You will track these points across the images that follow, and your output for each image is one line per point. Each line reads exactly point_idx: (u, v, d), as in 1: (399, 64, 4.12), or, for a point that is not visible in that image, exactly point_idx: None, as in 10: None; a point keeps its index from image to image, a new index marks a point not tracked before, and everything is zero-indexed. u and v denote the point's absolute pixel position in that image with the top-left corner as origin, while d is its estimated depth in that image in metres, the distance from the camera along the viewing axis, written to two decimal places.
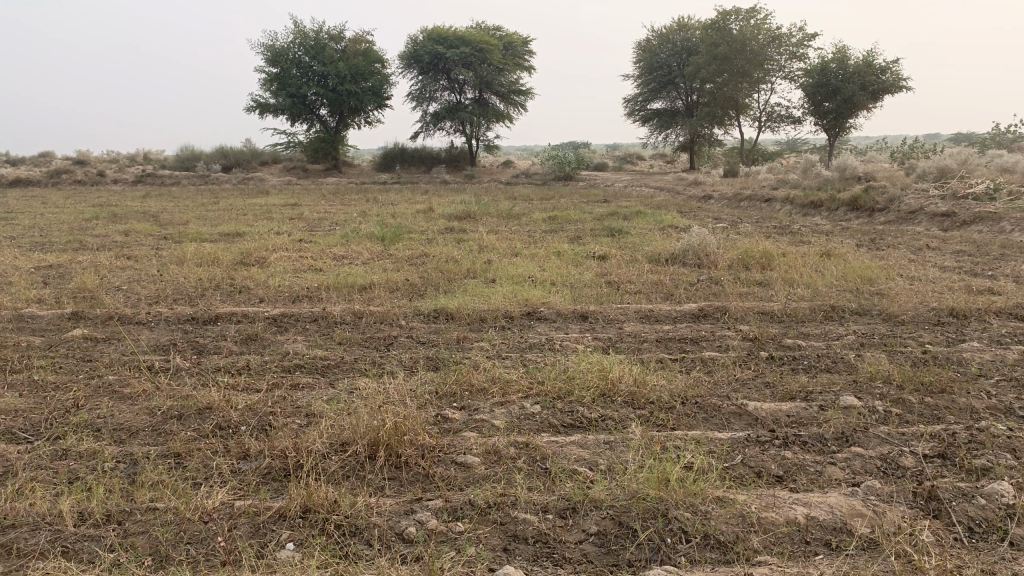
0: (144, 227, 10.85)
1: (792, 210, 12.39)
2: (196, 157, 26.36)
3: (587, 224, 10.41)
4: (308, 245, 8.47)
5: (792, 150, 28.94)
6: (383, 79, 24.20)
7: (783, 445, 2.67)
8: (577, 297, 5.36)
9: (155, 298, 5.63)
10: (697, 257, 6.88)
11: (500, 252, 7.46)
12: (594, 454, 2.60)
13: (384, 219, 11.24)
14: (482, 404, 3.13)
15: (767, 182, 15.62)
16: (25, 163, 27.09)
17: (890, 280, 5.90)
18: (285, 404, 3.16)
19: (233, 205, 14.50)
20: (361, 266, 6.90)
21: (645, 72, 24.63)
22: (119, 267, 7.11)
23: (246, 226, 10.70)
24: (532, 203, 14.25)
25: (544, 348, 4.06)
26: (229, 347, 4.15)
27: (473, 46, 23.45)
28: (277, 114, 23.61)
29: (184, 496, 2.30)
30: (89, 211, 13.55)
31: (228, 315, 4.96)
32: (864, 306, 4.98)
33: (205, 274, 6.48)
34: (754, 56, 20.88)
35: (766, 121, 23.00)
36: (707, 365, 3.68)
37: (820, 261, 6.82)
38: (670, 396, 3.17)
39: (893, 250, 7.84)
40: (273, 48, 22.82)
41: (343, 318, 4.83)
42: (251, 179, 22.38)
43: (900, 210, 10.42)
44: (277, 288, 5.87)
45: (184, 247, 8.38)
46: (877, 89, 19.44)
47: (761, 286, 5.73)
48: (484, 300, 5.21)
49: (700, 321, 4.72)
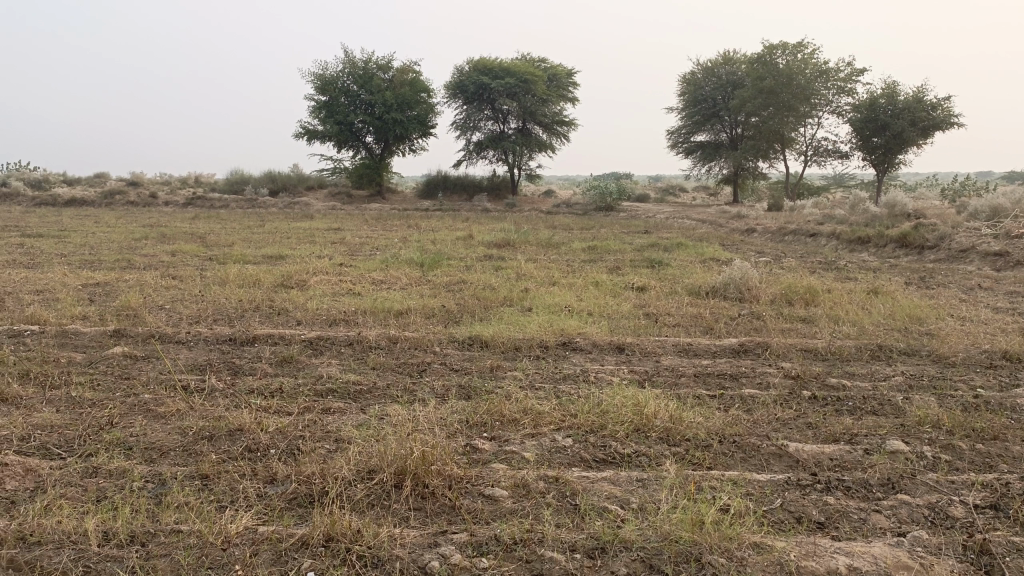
0: (191, 247, 11.07)
1: (838, 246, 12.15)
2: (245, 181, 26.95)
3: (627, 254, 10.33)
4: (348, 269, 8.55)
5: (838, 185, 28.50)
6: (428, 108, 24.54)
7: (825, 489, 2.56)
8: (614, 328, 5.28)
9: (196, 318, 5.70)
10: (739, 291, 6.75)
11: (538, 281, 7.42)
12: (626, 491, 2.52)
13: (424, 245, 11.30)
14: (513, 435, 3.07)
15: (813, 216, 15.38)
16: (82, 184, 27.99)
17: (940, 320, 5.71)
18: (315, 428, 3.14)
19: (278, 228, 14.74)
20: (399, 291, 6.91)
21: (689, 104, 24.57)
22: (164, 287, 7.24)
23: (289, 250, 10.84)
24: (572, 232, 14.22)
25: (579, 380, 3.99)
26: (263, 368, 4.16)
27: (518, 76, 23.68)
28: (324, 141, 24.07)
29: (208, 519, 2.28)
30: (139, 231, 13.89)
31: (266, 337, 4.99)
32: (912, 346, 4.81)
33: (246, 295, 6.56)
34: (800, 90, 20.69)
35: (812, 155, 22.72)
36: (747, 402, 3.57)
37: (866, 299, 6.64)
38: (707, 434, 3.07)
39: (943, 289, 7.61)
40: (323, 76, 23.33)
41: (378, 343, 4.83)
42: (297, 203, 22.78)
43: (951, 248, 10.14)
44: (315, 311, 5.91)
45: (227, 268, 8.51)
46: (927, 126, 19.09)
47: (804, 323, 5.58)
48: (519, 329, 5.16)
49: (740, 357, 4.61)
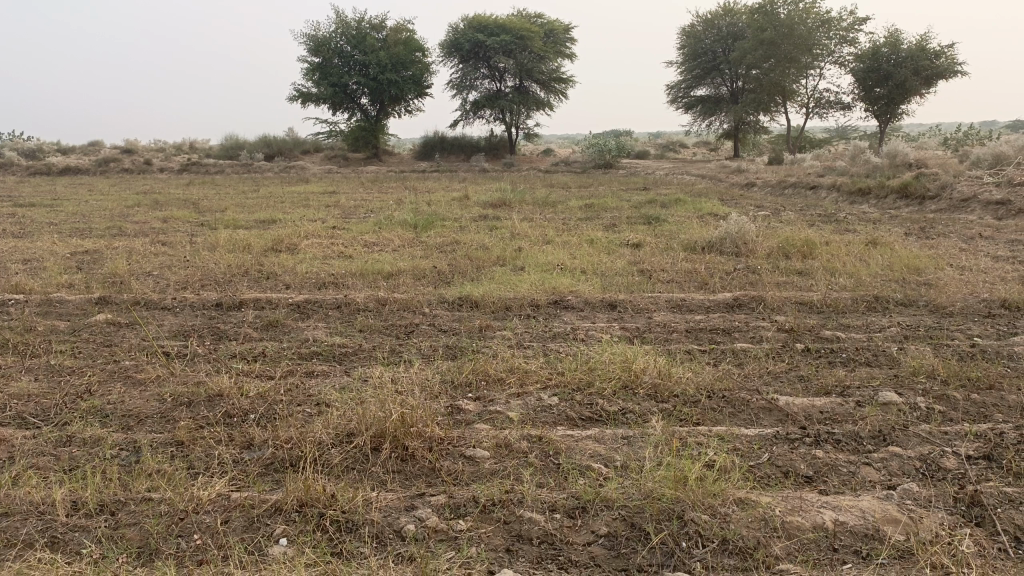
0: (184, 214, 10.96)
1: (838, 198, 12.00)
2: (240, 146, 26.71)
3: (624, 211, 10.21)
4: (340, 232, 8.45)
5: (840, 137, 28.14)
6: (423, 67, 24.15)
7: (814, 443, 2.49)
8: (607, 285, 5.19)
9: (183, 284, 5.62)
10: (735, 245, 6.64)
11: (532, 240, 7.31)
12: (610, 449, 2.46)
13: (419, 206, 11.17)
14: (498, 395, 3.00)
15: (813, 169, 15.18)
16: (76, 152, 27.78)
17: (939, 270, 5.61)
18: (298, 392, 3.08)
19: (272, 193, 14.59)
20: (391, 253, 6.82)
21: (689, 58, 24.16)
22: (154, 253, 7.16)
23: (283, 214, 10.73)
24: (570, 190, 14.06)
25: (568, 338, 3.92)
26: (248, 333, 4.09)
27: (513, 33, 23.24)
28: (318, 104, 23.76)
29: (180, 487, 2.23)
30: (133, 198, 13.76)
31: (253, 301, 4.91)
32: (909, 296, 4.73)
33: (235, 260, 6.47)
34: (802, 41, 20.28)
35: (813, 107, 22.39)
36: (738, 357, 3.50)
37: (864, 250, 6.54)
38: (695, 390, 3.01)
39: (943, 239, 7.49)
40: (315, 37, 22.90)
41: (367, 305, 4.75)
42: (293, 167, 22.58)
43: (952, 198, 10.00)
44: (304, 275, 5.82)
45: (219, 233, 8.41)
46: (931, 75, 18.75)
47: (801, 276, 5.49)
48: (511, 288, 5.08)
49: (734, 311, 4.53)
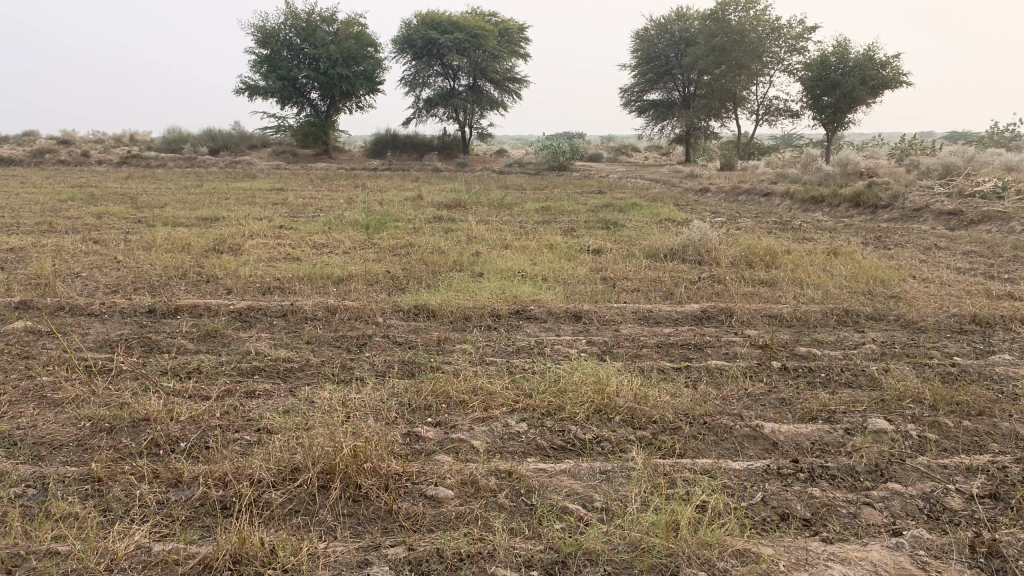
0: (120, 208, 10.40)
1: (792, 206, 12.03)
2: (184, 139, 25.82)
3: (582, 215, 10.01)
4: (288, 232, 8.05)
5: (788, 145, 28.57)
6: (375, 63, 23.67)
7: (809, 479, 2.29)
8: (571, 295, 4.96)
9: (115, 287, 5.19)
10: (698, 253, 6.49)
11: (489, 244, 7.04)
12: (588, 487, 2.21)
13: (370, 206, 10.81)
14: (460, 421, 2.73)
15: (766, 176, 15.23)
16: (7, 142, 26.45)
17: (904, 282, 5.52)
18: (236, 416, 2.76)
19: (216, 188, 14.02)
20: (341, 256, 6.48)
21: (642, 62, 24.17)
22: (85, 251, 6.68)
23: (226, 211, 10.25)
24: (524, 192, 13.87)
25: (533, 353, 3.67)
26: (183, 344, 3.73)
27: (467, 31, 22.92)
28: (266, 97, 23.08)
29: (92, 537, 1.90)
30: (66, 191, 13.07)
31: (190, 308, 4.54)
32: (879, 310, 4.60)
33: (173, 261, 6.05)
34: (752, 48, 20.44)
35: (763, 114, 22.62)
36: (714, 377, 3.30)
37: (827, 260, 6.44)
38: (673, 414, 2.79)
39: (900, 249, 7.47)
40: (263, 29, 22.23)
41: (315, 313, 4.43)
42: (239, 162, 21.88)
43: (905, 207, 10.05)
44: (248, 279, 5.46)
45: (157, 231, 7.94)
46: (876, 84, 19.05)
47: (767, 286, 5.34)
48: (469, 296, 4.80)
49: (703, 324, 4.34)
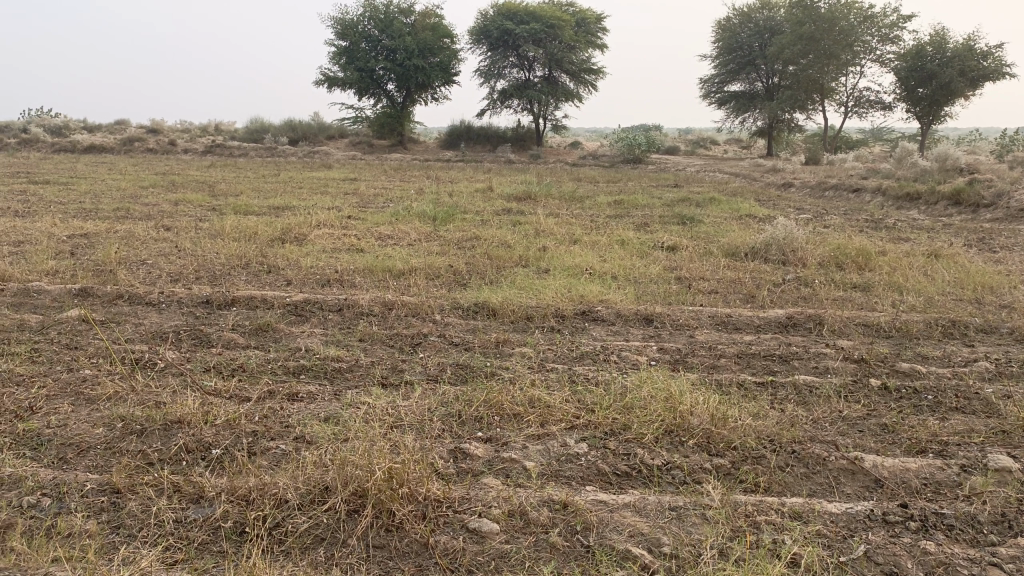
0: (196, 196, 10.54)
1: (884, 202, 11.31)
2: (264, 129, 26.34)
3: (656, 210, 9.60)
4: (354, 222, 7.95)
5: (876, 139, 27.17)
6: (451, 54, 23.58)
7: (921, 530, 1.93)
8: (642, 295, 4.62)
9: (176, 276, 5.12)
10: (782, 252, 6.04)
11: (558, 238, 6.75)
12: (655, 527, 1.91)
13: (440, 197, 10.64)
14: (513, 437, 2.45)
15: (855, 170, 14.44)
16: (102, 131, 27.61)
17: (1016, 290, 4.97)
18: (273, 421, 2.56)
19: (291, 177, 14.14)
20: (405, 247, 6.31)
21: (724, 52, 23.36)
22: (154, 238, 6.70)
23: (298, 200, 10.26)
24: (598, 185, 13.52)
25: (598, 360, 3.37)
26: (232, 339, 3.58)
27: (543, 22, 22.56)
28: (344, 88, 23.28)
29: (96, 563, 1.71)
30: (149, 179, 13.39)
31: (246, 299, 4.40)
32: (990, 322, 4.11)
33: (237, 250, 5.99)
34: (843, 37, 19.42)
35: (852, 106, 21.52)
36: (801, 396, 2.93)
37: (927, 263, 5.90)
38: (755, 440, 2.45)
39: (1008, 252, 6.82)
40: (343, 20, 22.42)
41: (372, 308, 4.23)
42: (316, 152, 22.16)
43: (1010, 206, 9.26)
44: (308, 270, 5.32)
45: (226, 219, 7.93)
46: (977, 76, 17.81)
47: (859, 291, 4.88)
48: (532, 294, 4.52)
49: (788, 332, 3.95)
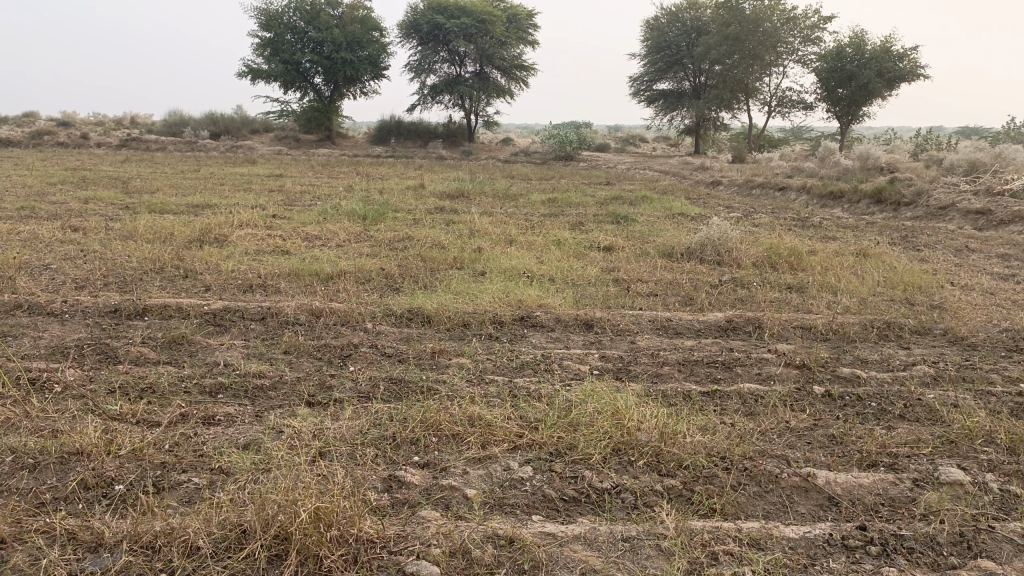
0: (109, 194, 9.96)
1: (809, 201, 11.56)
2: (184, 122, 25.34)
3: (590, 208, 9.54)
4: (280, 222, 7.62)
5: (798, 138, 27.98)
6: (380, 47, 23.10)
7: (880, 556, 1.85)
8: (581, 299, 4.51)
9: (83, 282, 4.76)
10: (717, 252, 6.02)
11: (492, 239, 6.59)
12: (607, 562, 1.78)
13: (370, 195, 10.35)
14: (453, 462, 2.28)
15: (781, 169, 14.73)
16: (8, 123, 26.09)
17: (943, 289, 5.06)
18: (185, 451, 2.33)
19: (214, 173, 13.59)
20: (334, 249, 6.05)
21: (652, 51, 23.60)
22: (60, 240, 6.25)
23: (220, 198, 9.82)
24: (531, 182, 13.44)
25: (538, 371, 3.22)
26: (143, 354, 3.29)
27: (474, 17, 22.36)
28: (268, 81, 22.56)
29: None
30: (58, 174, 12.65)
31: (160, 308, 4.09)
32: (923, 323, 4.14)
33: (151, 253, 5.61)
34: (766, 38, 19.82)
35: (776, 106, 22.04)
36: (748, 406, 2.84)
37: (857, 262, 5.97)
38: (706, 458, 2.34)
39: (931, 250, 6.99)
40: (266, 11, 21.69)
41: (298, 317, 3.98)
42: (241, 146, 21.42)
43: (929, 205, 9.56)
44: (230, 274, 5.02)
45: (140, 219, 7.49)
46: (893, 77, 18.48)
47: (795, 293, 4.88)
48: (468, 299, 4.35)
49: (729, 336, 3.89)
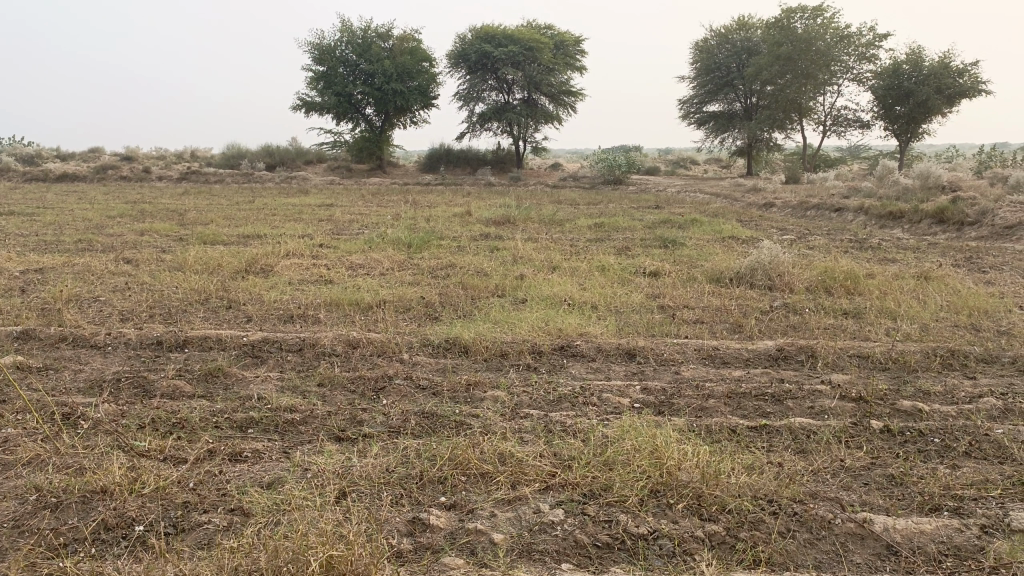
0: (164, 225, 10.19)
1: (867, 221, 11.20)
2: (241, 155, 26.02)
3: (638, 233, 9.39)
4: (326, 251, 7.67)
5: (855, 157, 27.30)
6: (430, 78, 23.40)
7: None
8: (624, 327, 4.37)
9: (129, 314, 4.81)
10: (767, 277, 5.82)
11: (536, 266, 6.49)
12: None
13: (417, 223, 10.38)
14: (480, 503, 2.18)
15: (836, 189, 14.34)
16: (76, 159, 27.16)
17: (1012, 314, 4.77)
18: (208, 490, 2.27)
19: (266, 204, 13.85)
20: (377, 278, 6.03)
21: (702, 73, 23.37)
22: (113, 272, 6.38)
23: (269, 228, 9.96)
24: (578, 207, 13.34)
25: (577, 404, 3.10)
26: (179, 386, 3.28)
27: (522, 45, 22.52)
28: (321, 113, 23.04)
29: None
30: (118, 208, 13.05)
31: (200, 340, 4.09)
32: (990, 351, 3.88)
33: (197, 284, 5.68)
34: (819, 57, 19.44)
35: (831, 125, 21.54)
36: (799, 443, 2.67)
37: (918, 285, 5.69)
38: (752, 500, 2.18)
39: (997, 272, 6.65)
40: (320, 45, 22.20)
41: (335, 348, 3.94)
42: (295, 177, 21.86)
43: (995, 224, 9.14)
44: (272, 305, 5.02)
45: (190, 250, 7.61)
46: (953, 94, 17.90)
47: (851, 319, 4.66)
48: (508, 328, 4.25)
49: (779, 366, 3.70)
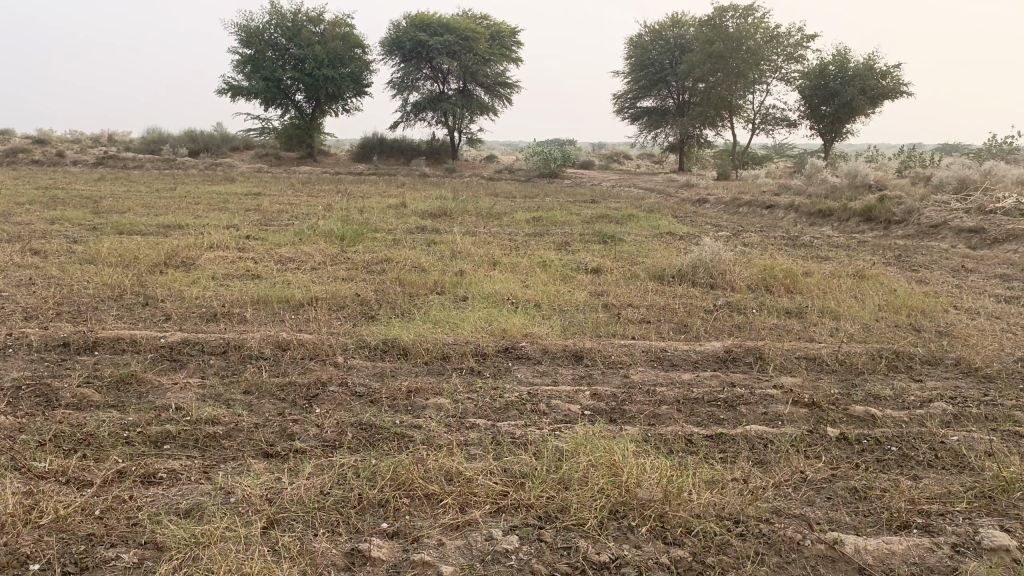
0: (76, 214, 9.56)
1: (797, 218, 11.39)
2: (163, 140, 24.90)
3: (576, 227, 9.29)
4: (253, 243, 7.28)
5: (781, 155, 27.99)
6: (362, 65, 22.85)
7: None
8: (569, 327, 4.22)
9: (32, 312, 4.40)
10: (709, 274, 5.77)
11: (475, 261, 6.29)
12: None
13: (349, 214, 10.02)
14: (427, 530, 1.98)
15: (768, 186, 14.58)
16: None
17: (948, 313, 4.83)
18: (118, 519, 2.00)
19: (189, 192, 13.21)
20: (308, 273, 5.73)
21: (636, 69, 23.51)
22: (17, 265, 5.88)
23: (192, 217, 9.46)
24: (515, 201, 13.18)
25: (524, 411, 2.93)
26: (87, 395, 2.96)
27: (457, 34, 22.19)
28: (249, 98, 22.21)
29: None
30: (27, 194, 12.23)
31: (113, 341, 3.76)
32: (934, 353, 3.88)
33: (111, 278, 5.26)
34: (750, 56, 19.72)
35: (760, 123, 21.96)
36: (758, 453, 2.56)
37: (855, 284, 5.72)
38: (717, 521, 2.05)
39: (927, 270, 6.77)
40: (247, 28, 21.37)
41: (263, 350, 3.66)
42: (221, 164, 21.05)
43: (920, 223, 9.38)
44: (194, 302, 4.69)
45: (105, 241, 7.10)
46: (876, 94, 18.44)
47: (794, 319, 4.63)
48: (449, 329, 4.04)
49: (728, 369, 3.61)
